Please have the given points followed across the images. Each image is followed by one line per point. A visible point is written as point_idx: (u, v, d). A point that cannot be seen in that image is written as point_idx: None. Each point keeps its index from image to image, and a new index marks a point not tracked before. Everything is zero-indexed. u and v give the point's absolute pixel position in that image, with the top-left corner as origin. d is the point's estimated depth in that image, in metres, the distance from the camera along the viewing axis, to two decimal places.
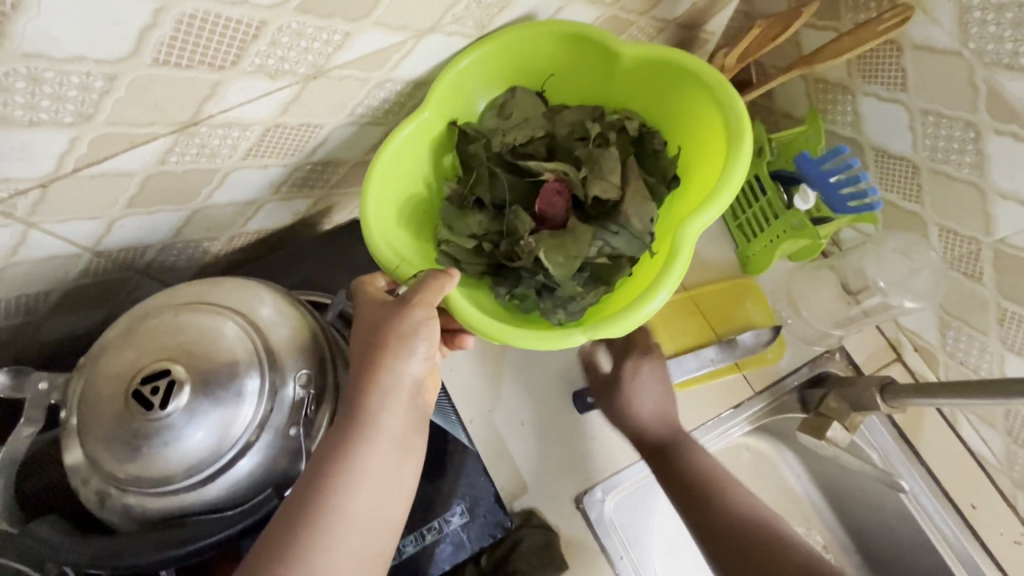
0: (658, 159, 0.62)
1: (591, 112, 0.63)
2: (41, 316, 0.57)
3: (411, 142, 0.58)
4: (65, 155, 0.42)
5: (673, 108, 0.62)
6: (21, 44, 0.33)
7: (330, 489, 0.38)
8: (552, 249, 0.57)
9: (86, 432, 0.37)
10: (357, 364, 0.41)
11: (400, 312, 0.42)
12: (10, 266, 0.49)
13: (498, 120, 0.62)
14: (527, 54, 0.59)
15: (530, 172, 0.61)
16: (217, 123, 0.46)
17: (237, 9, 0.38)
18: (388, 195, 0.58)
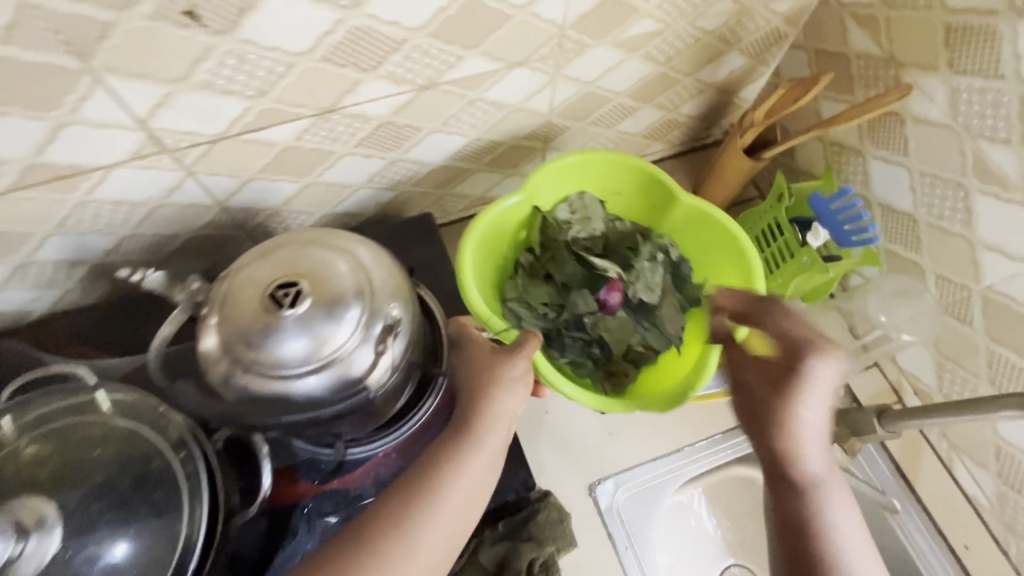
0: (687, 284, 0.78)
1: (641, 232, 0.79)
2: (163, 256, 0.69)
3: (505, 217, 0.74)
4: (236, 120, 0.54)
5: (706, 242, 0.77)
6: (242, 33, 0.46)
7: (440, 480, 0.50)
8: (610, 330, 0.75)
9: (224, 323, 0.47)
10: (470, 392, 0.56)
11: (507, 361, 0.57)
12: (160, 206, 0.61)
13: (569, 216, 0.77)
14: (607, 167, 0.77)
15: (593, 268, 0.77)
16: (347, 113, 0.59)
17: (390, 28, 0.51)
18: (482, 253, 0.73)
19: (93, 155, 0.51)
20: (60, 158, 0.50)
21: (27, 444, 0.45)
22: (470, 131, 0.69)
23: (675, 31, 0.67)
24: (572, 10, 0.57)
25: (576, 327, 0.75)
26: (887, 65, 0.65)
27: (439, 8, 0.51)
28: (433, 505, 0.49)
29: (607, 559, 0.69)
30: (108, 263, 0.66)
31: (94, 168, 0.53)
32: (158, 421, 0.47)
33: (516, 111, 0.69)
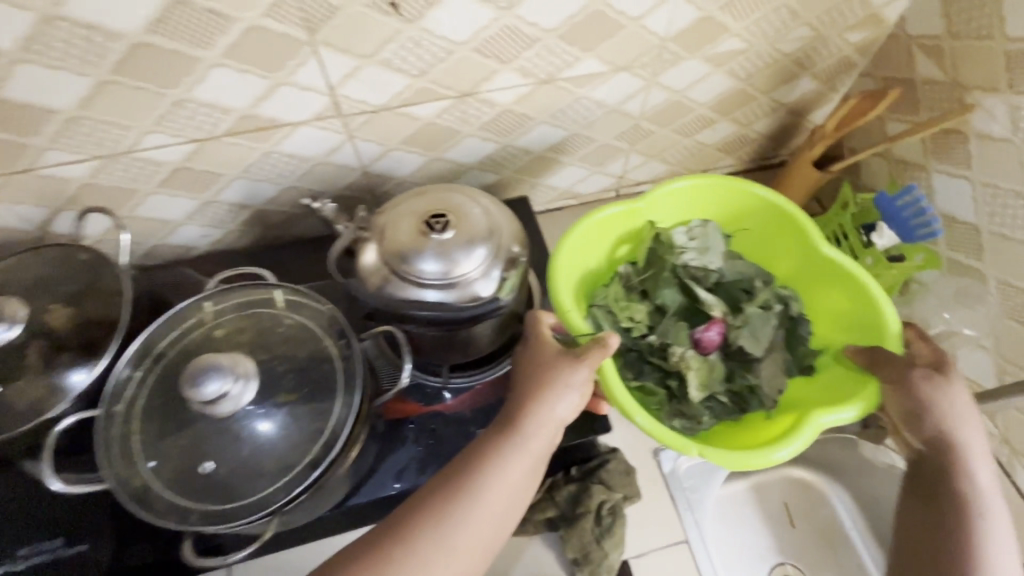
0: (800, 345, 0.76)
1: (763, 277, 0.80)
2: (306, 211, 0.82)
3: (611, 224, 0.78)
4: (397, 95, 0.67)
5: (832, 300, 0.77)
6: (424, 23, 0.59)
7: (485, 476, 0.54)
8: (694, 370, 0.73)
9: (383, 242, 0.59)
10: (523, 395, 0.58)
11: (569, 366, 0.59)
12: (319, 164, 0.74)
13: (687, 241, 0.79)
14: (733, 197, 0.80)
15: (698, 301, 0.77)
16: (481, 98, 0.71)
17: (530, 28, 0.63)
18: (577, 257, 0.76)
19: (289, 112, 0.65)
20: (267, 111, 0.64)
21: (236, 316, 0.58)
22: (571, 126, 0.81)
23: (758, 51, 0.77)
24: (675, 25, 0.69)
25: (659, 354, 0.76)
26: (952, 88, 0.73)
27: (571, 14, 0.63)
28: (467, 499, 0.52)
29: (668, 518, 0.73)
30: (265, 212, 0.79)
31: (286, 124, 0.66)
32: (323, 312, 0.59)
33: (612, 112, 0.81)
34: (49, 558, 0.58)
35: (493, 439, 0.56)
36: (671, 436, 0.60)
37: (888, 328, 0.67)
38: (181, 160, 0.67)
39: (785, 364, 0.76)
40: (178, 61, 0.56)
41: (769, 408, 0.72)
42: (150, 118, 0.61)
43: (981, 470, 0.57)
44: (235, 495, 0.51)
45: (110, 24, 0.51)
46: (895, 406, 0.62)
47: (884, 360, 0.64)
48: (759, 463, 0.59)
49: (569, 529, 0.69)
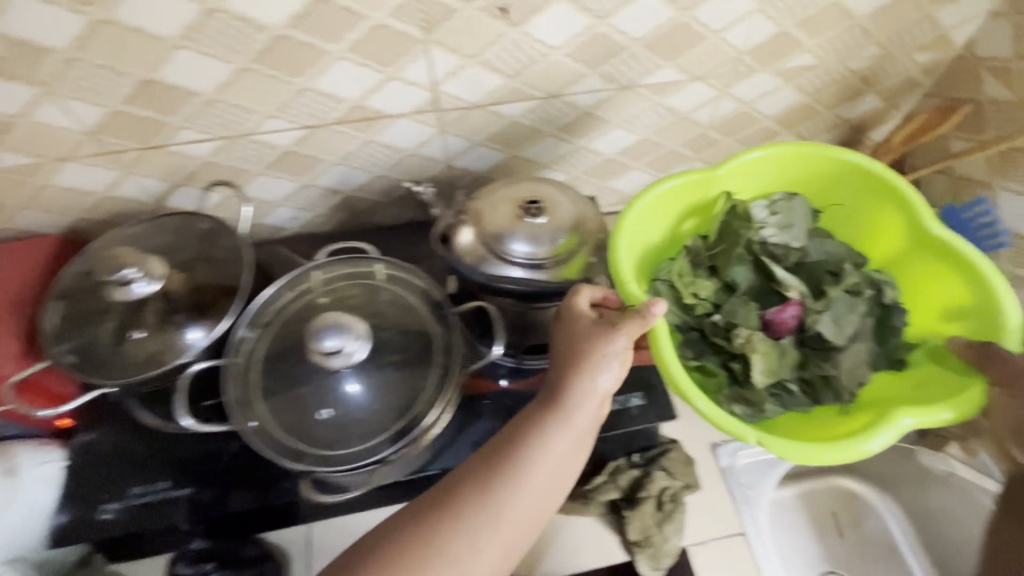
0: (892, 337, 0.69)
1: (854, 259, 0.73)
2: (388, 200, 0.87)
3: (678, 193, 0.72)
4: (490, 93, 0.73)
5: (932, 284, 0.71)
6: (527, 28, 0.65)
7: (523, 455, 0.51)
8: (763, 354, 0.67)
9: (480, 224, 0.64)
10: (560, 368, 0.55)
11: (608, 335, 0.55)
12: (408, 155, 0.80)
13: (768, 216, 0.73)
14: (821, 169, 0.74)
15: (771, 282, 0.71)
16: (565, 100, 0.76)
17: (620, 36, 0.69)
18: (641, 230, 0.71)
19: (392, 105, 0.71)
20: (374, 103, 0.70)
21: (340, 285, 0.64)
22: (643, 131, 0.85)
23: (828, 67, 0.81)
24: (752, 39, 0.73)
25: (725, 334, 0.70)
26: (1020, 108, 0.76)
27: (659, 25, 0.68)
28: (515, 477, 0.50)
29: (725, 509, 0.75)
30: (352, 199, 0.85)
31: (388, 116, 0.72)
32: (420, 286, 0.64)
33: (683, 119, 0.85)
34: (158, 498, 0.63)
35: (530, 416, 0.53)
36: (733, 424, 0.57)
37: (1006, 320, 0.62)
38: (292, 144, 0.73)
39: (871, 357, 0.69)
40: (309, 54, 0.62)
41: (846, 400, 0.66)
42: (273, 104, 0.67)
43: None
44: (340, 444, 0.56)
45: (261, 18, 0.58)
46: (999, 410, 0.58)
47: (992, 358, 0.59)
48: (849, 451, 0.57)
49: (632, 511, 0.71)
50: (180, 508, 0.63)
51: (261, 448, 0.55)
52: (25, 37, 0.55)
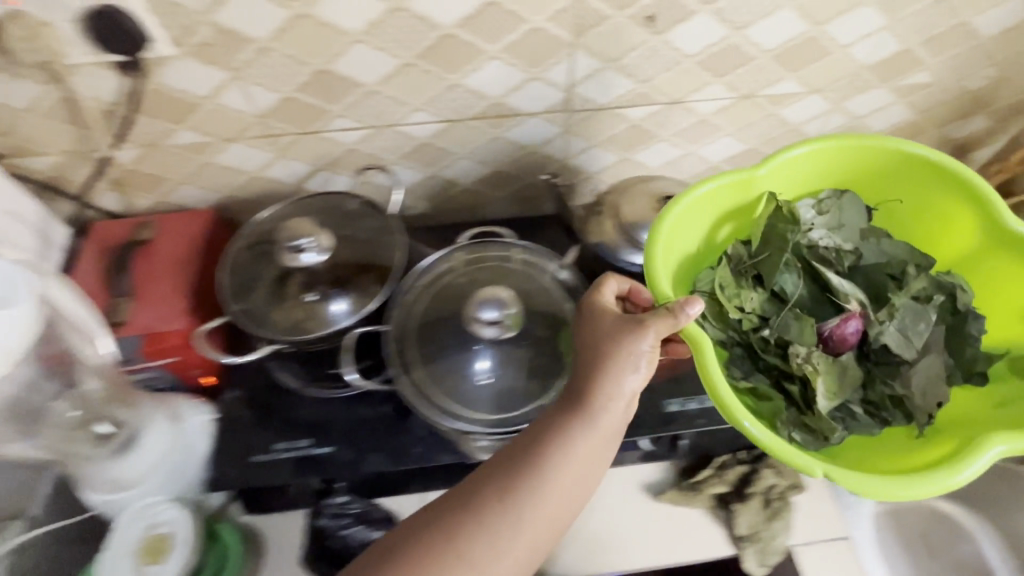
0: (966, 348, 0.66)
1: (918, 262, 0.69)
2: (500, 195, 0.91)
3: (717, 196, 0.67)
4: (619, 96, 0.77)
5: (1007, 286, 0.67)
6: (668, 36, 0.69)
7: (547, 455, 0.51)
8: (826, 375, 0.64)
9: (620, 212, 0.69)
10: (583, 369, 0.55)
11: (630, 334, 0.54)
12: (530, 152, 0.84)
13: (816, 217, 0.69)
14: (875, 166, 0.69)
15: (827, 292, 0.68)
16: (686, 106, 0.80)
17: (751, 47, 0.72)
18: (679, 231, 0.65)
19: (528, 103, 0.76)
20: (512, 101, 0.75)
21: (479, 266, 0.69)
22: (752, 141, 0.87)
23: (943, 86, 0.83)
24: (876, 55, 0.76)
25: (777, 349, 0.67)
26: None
27: (790, 38, 0.72)
28: (538, 477, 0.51)
29: (832, 514, 0.75)
30: (468, 192, 0.89)
31: (522, 113, 0.77)
32: (552, 269, 0.69)
33: (793, 131, 0.87)
34: (302, 454, 0.68)
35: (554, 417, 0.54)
36: (792, 453, 0.53)
37: None
38: (429, 136, 0.79)
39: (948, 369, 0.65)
40: (469, 52, 0.68)
41: (919, 423, 0.62)
42: (424, 97, 0.73)
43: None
44: (489, 407, 0.61)
45: (435, 18, 0.63)
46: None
47: None
48: (937, 487, 0.52)
49: (742, 504, 0.72)
50: (319, 465, 0.68)
51: (420, 404, 0.60)
52: (233, 27, 0.61)
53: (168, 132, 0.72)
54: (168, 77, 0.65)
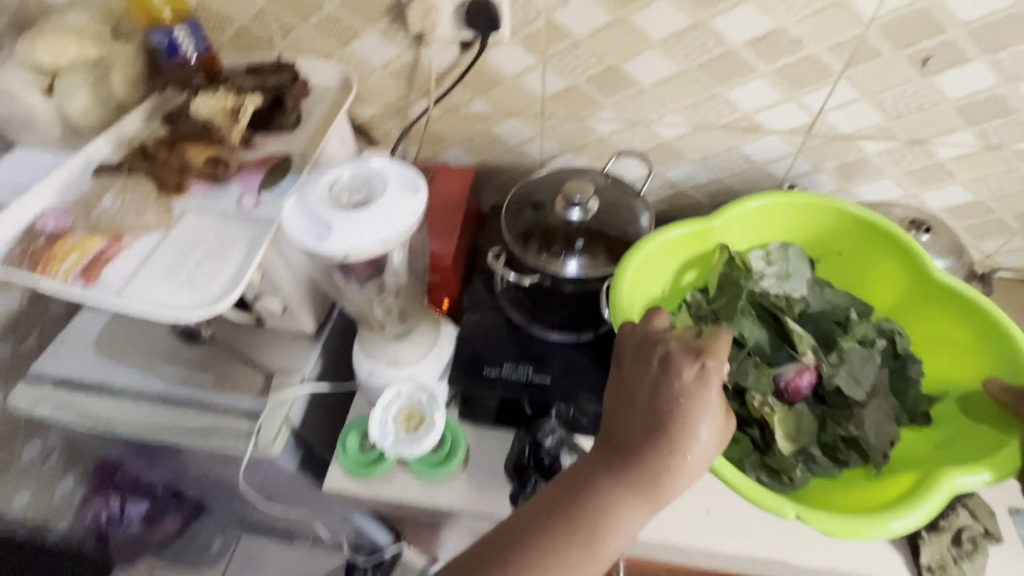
0: (909, 390, 0.72)
1: (857, 309, 0.77)
2: (710, 203, 0.99)
3: (677, 244, 0.79)
4: (864, 128, 0.83)
5: (933, 332, 0.76)
6: (935, 78, 0.76)
7: (610, 507, 0.54)
8: (783, 420, 0.68)
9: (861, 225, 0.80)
10: (651, 422, 0.55)
11: (704, 392, 0.54)
12: (756, 167, 0.92)
13: (765, 267, 0.80)
14: (821, 224, 0.81)
15: (780, 339, 0.74)
16: (926, 148, 0.84)
17: (1017, 99, 0.76)
18: (642, 275, 0.76)
19: (774, 121, 0.84)
20: (761, 118, 0.84)
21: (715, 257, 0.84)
22: (984, 194, 0.88)
23: None
24: None
25: (734, 395, 0.71)
26: None
27: None
28: (598, 529, 0.54)
29: None
30: (683, 195, 0.98)
31: (765, 130, 0.86)
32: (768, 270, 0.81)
33: None
34: (525, 380, 0.78)
35: (619, 472, 0.54)
36: (764, 496, 0.60)
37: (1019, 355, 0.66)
38: (673, 138, 0.89)
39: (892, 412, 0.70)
40: (744, 68, 0.78)
41: (875, 462, 0.67)
42: (685, 103, 0.84)
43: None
44: None
45: (728, 36, 0.75)
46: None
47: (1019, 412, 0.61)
48: (910, 510, 0.59)
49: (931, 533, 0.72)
50: (540, 390, 0.77)
51: None
52: (564, 24, 0.77)
53: (468, 101, 0.89)
54: (494, 56, 0.82)
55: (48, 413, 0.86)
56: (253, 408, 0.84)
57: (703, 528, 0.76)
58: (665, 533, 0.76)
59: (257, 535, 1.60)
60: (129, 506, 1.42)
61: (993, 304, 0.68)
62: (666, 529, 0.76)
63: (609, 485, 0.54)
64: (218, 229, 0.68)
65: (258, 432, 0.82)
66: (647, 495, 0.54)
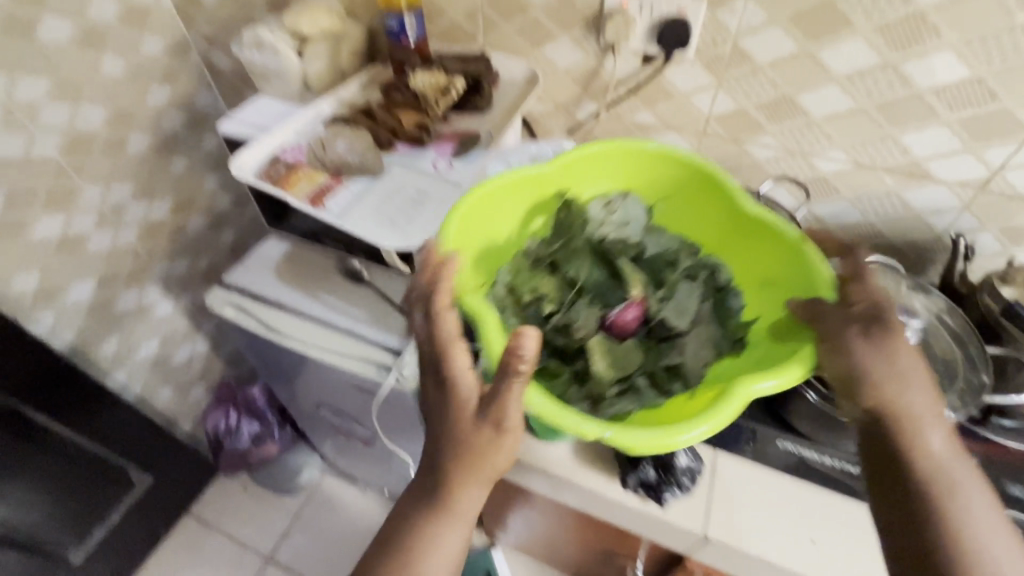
0: (730, 320, 0.71)
1: (689, 251, 0.76)
2: (854, 245, 0.99)
3: (521, 186, 0.74)
4: None
5: (750, 252, 0.75)
6: None
7: (423, 537, 0.59)
8: (601, 347, 0.65)
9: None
10: (445, 446, 0.59)
11: (486, 426, 0.57)
12: (914, 216, 0.91)
13: (603, 214, 0.76)
14: (653, 169, 0.79)
15: (614, 283, 0.72)
16: None
17: None
18: (475, 223, 0.71)
19: (946, 171, 0.84)
20: (932, 166, 0.84)
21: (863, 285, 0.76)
22: None
23: None
24: None
25: (563, 332, 0.68)
26: None
27: None
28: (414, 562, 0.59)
29: None
30: (826, 231, 0.99)
31: (933, 179, 0.85)
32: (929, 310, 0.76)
33: None
34: None
35: (426, 504, 0.60)
36: (572, 419, 0.55)
37: (820, 276, 0.65)
38: (831, 173, 0.91)
39: (711, 339, 0.69)
40: (926, 114, 0.79)
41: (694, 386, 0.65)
42: (853, 140, 0.86)
43: (932, 435, 0.58)
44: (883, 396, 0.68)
45: (917, 80, 0.76)
46: (836, 367, 0.60)
47: (826, 317, 0.62)
48: (706, 425, 0.54)
49: None
50: None
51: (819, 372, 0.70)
52: (749, 50, 0.82)
53: (635, 110, 0.96)
54: (673, 73, 0.89)
55: (232, 316, 1.03)
56: (397, 347, 0.95)
57: (803, 554, 0.75)
58: (768, 549, 0.75)
59: (336, 479, 1.72)
60: (243, 424, 1.57)
61: (801, 233, 0.68)
62: (768, 544, 0.76)
63: (420, 515, 0.60)
64: (418, 184, 0.80)
65: (401, 368, 0.92)
66: (453, 518, 0.59)
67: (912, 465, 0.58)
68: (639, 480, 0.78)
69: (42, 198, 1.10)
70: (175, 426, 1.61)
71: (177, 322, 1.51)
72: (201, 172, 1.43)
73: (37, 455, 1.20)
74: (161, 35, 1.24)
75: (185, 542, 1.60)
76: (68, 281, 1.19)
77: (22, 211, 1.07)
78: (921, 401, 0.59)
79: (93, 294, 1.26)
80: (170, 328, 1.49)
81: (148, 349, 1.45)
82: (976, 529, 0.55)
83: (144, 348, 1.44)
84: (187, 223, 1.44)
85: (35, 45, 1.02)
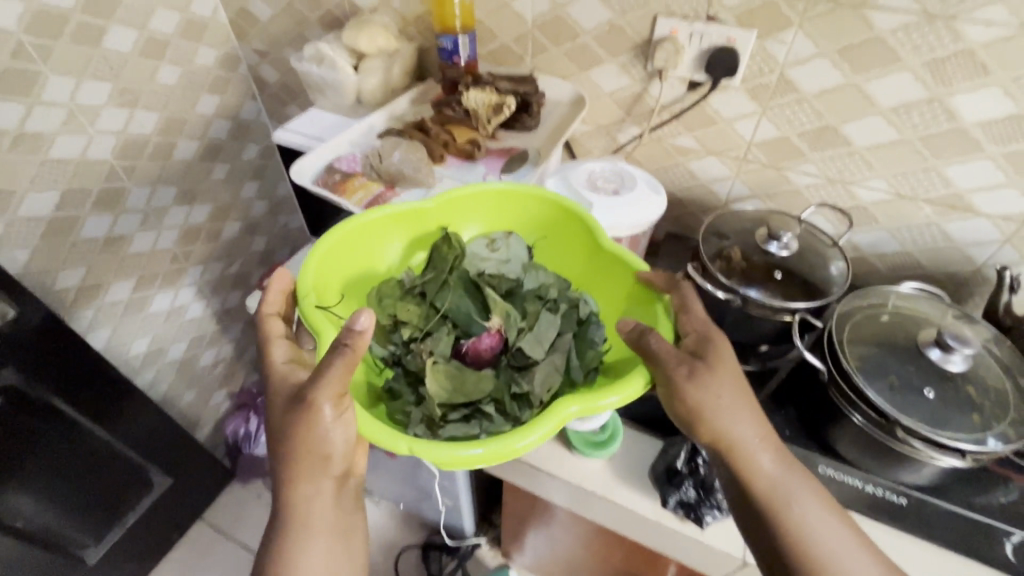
0: (588, 350, 0.70)
1: (556, 283, 0.77)
2: (891, 275, 0.99)
3: (391, 220, 0.78)
4: None
5: (608, 290, 0.78)
6: None
7: (283, 563, 0.59)
8: (439, 371, 0.67)
9: None
10: (280, 463, 0.61)
11: (309, 417, 0.58)
12: (953, 248, 0.91)
13: (484, 253, 0.79)
14: (523, 209, 0.82)
15: (478, 310, 0.73)
16: None
17: None
18: (347, 250, 0.75)
19: (988, 205, 0.85)
20: (974, 199, 0.85)
21: (889, 310, 0.77)
22: None
23: None
24: None
25: (417, 360, 0.71)
26: None
27: None
28: None
29: None
30: (864, 260, 1.00)
31: (974, 212, 0.86)
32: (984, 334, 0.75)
33: None
34: None
35: (280, 532, 0.60)
36: (380, 433, 0.58)
37: (659, 321, 0.68)
38: (870, 203, 0.92)
39: (565, 366, 0.69)
40: (969, 147, 0.80)
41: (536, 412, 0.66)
42: (894, 171, 0.87)
43: (765, 456, 0.61)
44: (939, 421, 0.65)
45: (962, 114, 0.78)
46: (663, 388, 0.63)
47: (652, 355, 0.62)
48: (503, 445, 0.56)
49: None
50: None
51: (873, 394, 0.67)
52: (795, 80, 0.84)
53: (676, 135, 0.99)
54: (718, 99, 0.91)
55: None
56: None
57: None
58: None
59: None
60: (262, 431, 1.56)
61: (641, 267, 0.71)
62: None
63: (277, 545, 0.60)
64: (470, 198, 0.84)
65: None
66: (307, 527, 0.60)
67: (755, 492, 0.60)
68: (678, 501, 0.77)
69: (93, 198, 1.13)
70: (194, 430, 1.61)
71: (206, 326, 1.52)
72: (240, 180, 1.46)
73: (60, 446, 1.20)
74: (215, 47, 1.29)
75: (195, 550, 1.58)
76: (109, 279, 1.21)
77: (74, 209, 1.10)
78: (748, 429, 0.61)
79: (131, 294, 1.28)
80: (199, 331, 1.51)
81: (176, 352, 1.46)
82: (818, 538, 0.58)
83: (173, 350, 1.45)
84: (223, 229, 1.47)
85: (102, 51, 1.07)
